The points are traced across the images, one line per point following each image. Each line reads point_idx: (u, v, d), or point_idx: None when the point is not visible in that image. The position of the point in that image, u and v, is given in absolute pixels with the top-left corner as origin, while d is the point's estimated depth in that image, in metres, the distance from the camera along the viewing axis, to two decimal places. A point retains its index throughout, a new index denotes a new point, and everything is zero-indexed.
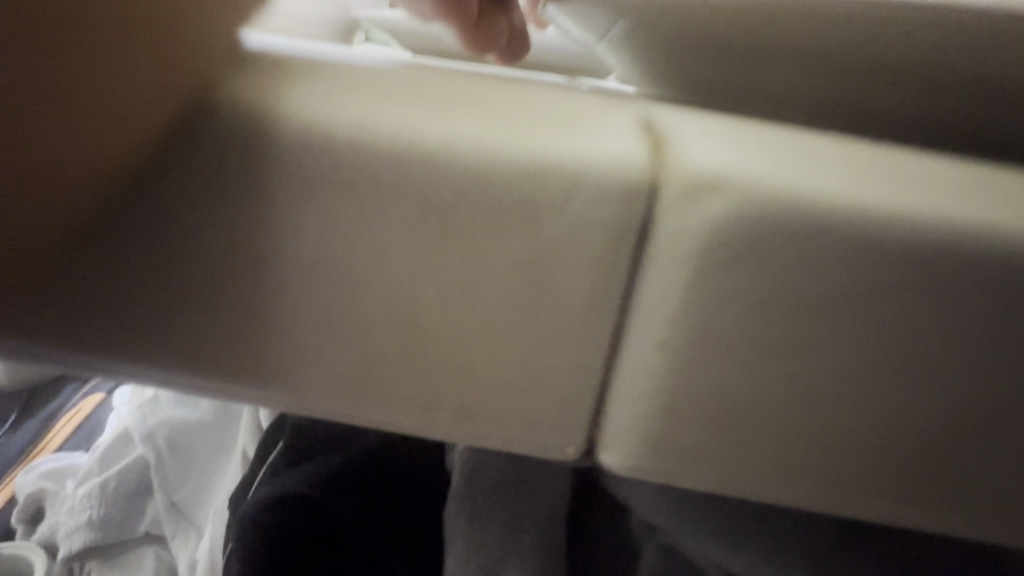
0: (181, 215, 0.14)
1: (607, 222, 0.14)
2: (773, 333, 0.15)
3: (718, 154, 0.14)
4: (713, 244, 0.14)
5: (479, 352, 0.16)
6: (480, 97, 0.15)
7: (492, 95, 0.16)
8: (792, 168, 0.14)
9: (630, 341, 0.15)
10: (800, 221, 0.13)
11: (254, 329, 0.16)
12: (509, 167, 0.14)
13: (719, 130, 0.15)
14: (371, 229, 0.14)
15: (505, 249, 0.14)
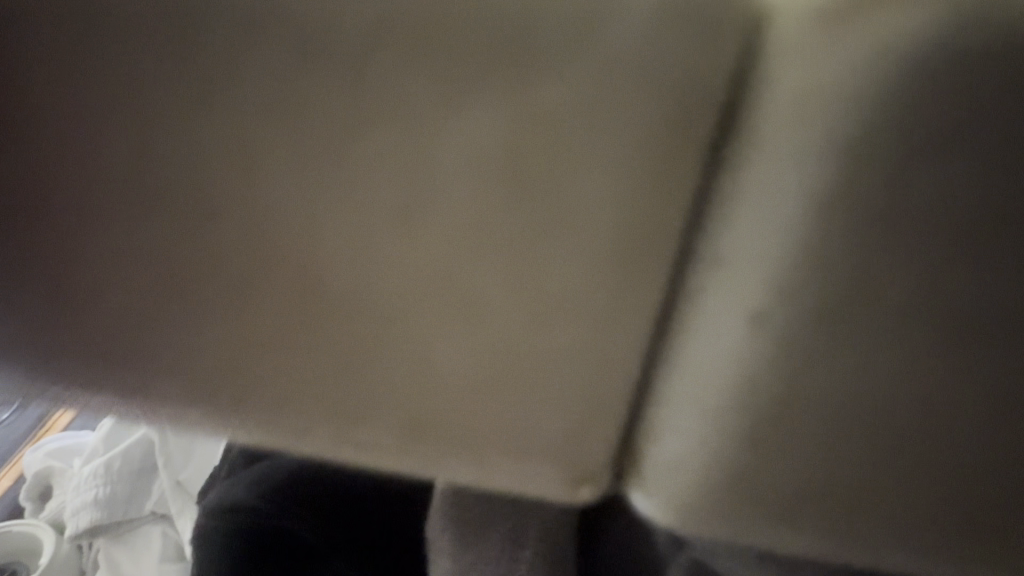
0: None
1: (666, 88, 0.07)
2: (943, 301, 0.08)
3: None
4: (853, 118, 0.07)
5: (425, 327, 0.09)
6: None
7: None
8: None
9: (694, 318, 0.09)
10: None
11: (55, 294, 0.09)
12: None
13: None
14: (194, 109, 0.08)
15: (467, 144, 0.08)
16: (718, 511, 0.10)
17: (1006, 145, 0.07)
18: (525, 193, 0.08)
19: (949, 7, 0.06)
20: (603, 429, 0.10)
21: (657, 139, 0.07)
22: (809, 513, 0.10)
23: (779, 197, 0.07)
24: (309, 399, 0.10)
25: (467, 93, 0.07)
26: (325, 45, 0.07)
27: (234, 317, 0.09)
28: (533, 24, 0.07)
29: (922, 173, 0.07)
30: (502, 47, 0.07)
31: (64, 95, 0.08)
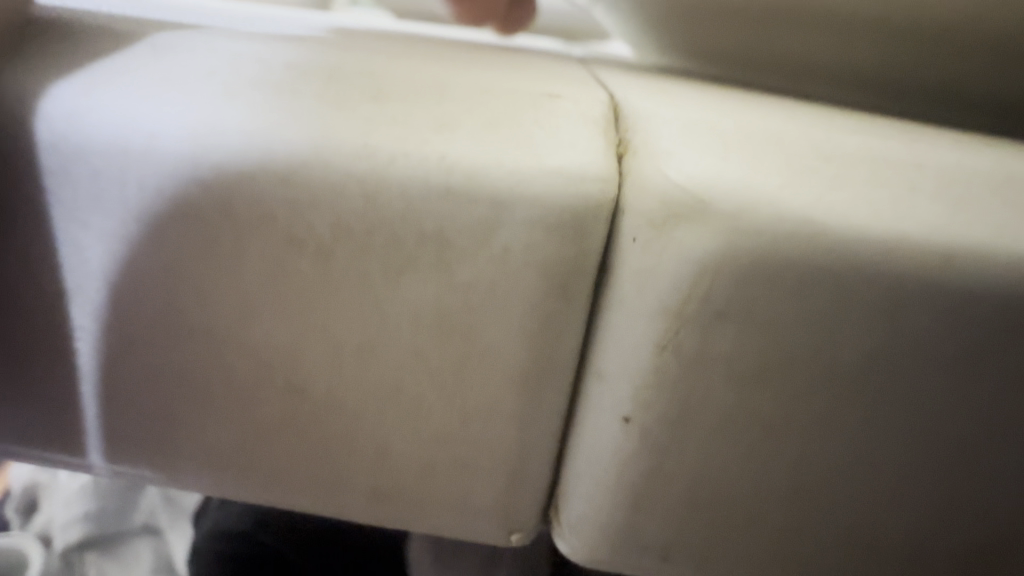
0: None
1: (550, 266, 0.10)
2: (767, 410, 0.10)
3: (680, 165, 0.10)
4: (678, 290, 0.10)
5: (384, 423, 0.12)
6: (385, 89, 0.11)
7: (407, 85, 0.12)
8: (810, 184, 0.10)
9: (588, 417, 0.11)
10: (824, 262, 0.09)
11: (103, 396, 0.12)
12: (379, 180, 0.10)
13: (709, 132, 0.11)
14: (213, 273, 0.11)
15: (409, 301, 0.10)
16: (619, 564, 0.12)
17: (781, 311, 0.10)
18: (453, 334, 0.11)
19: (723, 231, 0.09)
20: (527, 497, 0.12)
21: (547, 297, 0.10)
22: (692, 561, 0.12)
23: (634, 339, 0.10)
24: (296, 479, 0.12)
25: (408, 269, 0.10)
26: (307, 238, 0.10)
27: (238, 416, 0.12)
28: (451, 226, 0.10)
29: (728, 328, 0.10)
30: (430, 243, 0.10)
31: (115, 263, 0.11)
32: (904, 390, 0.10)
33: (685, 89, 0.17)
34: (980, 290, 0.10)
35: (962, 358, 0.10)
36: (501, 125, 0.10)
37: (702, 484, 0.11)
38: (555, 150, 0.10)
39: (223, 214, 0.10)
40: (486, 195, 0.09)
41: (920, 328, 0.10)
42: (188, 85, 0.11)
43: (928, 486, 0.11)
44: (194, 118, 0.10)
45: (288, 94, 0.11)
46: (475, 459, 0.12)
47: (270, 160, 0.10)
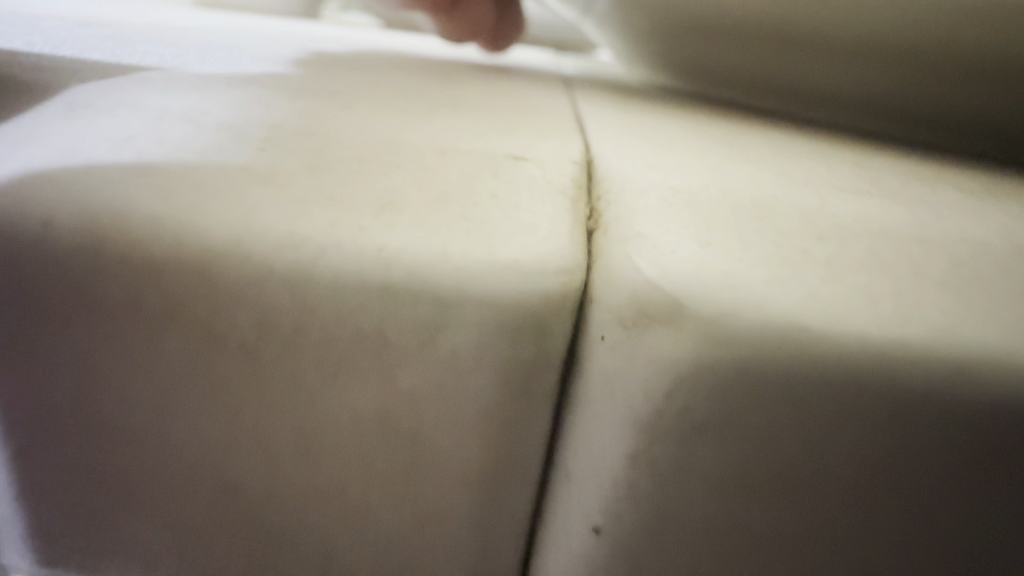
0: None
1: (509, 367, 0.09)
2: (761, 526, 0.09)
3: (658, 252, 0.09)
4: (659, 399, 0.08)
5: (328, 528, 0.10)
6: (327, 154, 0.10)
7: (355, 147, 0.10)
8: (801, 275, 0.09)
9: (556, 522, 0.10)
10: (822, 369, 0.08)
11: (19, 493, 0.11)
12: (315, 274, 0.08)
13: (689, 202, 0.10)
14: (127, 367, 0.09)
15: (350, 401, 0.09)
16: None
17: (772, 421, 0.08)
18: (400, 437, 0.09)
19: (704, 336, 0.08)
20: None
21: (505, 398, 0.09)
22: None
23: (606, 445, 0.09)
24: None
25: (346, 370, 0.09)
26: (231, 333, 0.09)
27: (166, 517, 0.11)
28: (396, 326, 0.08)
29: (711, 440, 0.09)
30: (370, 342, 0.09)
31: (18, 355, 0.10)
32: (907, 507, 0.09)
33: (670, 130, 0.16)
34: (997, 398, 0.08)
35: (975, 471, 0.09)
36: (460, 200, 0.09)
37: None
38: (511, 234, 0.09)
39: (138, 304, 0.09)
40: (432, 293, 0.08)
41: (935, 439, 0.08)
42: (98, 154, 0.09)
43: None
44: (102, 194, 0.09)
45: (216, 164, 0.09)
46: (432, 566, 0.11)
47: (185, 247, 0.09)
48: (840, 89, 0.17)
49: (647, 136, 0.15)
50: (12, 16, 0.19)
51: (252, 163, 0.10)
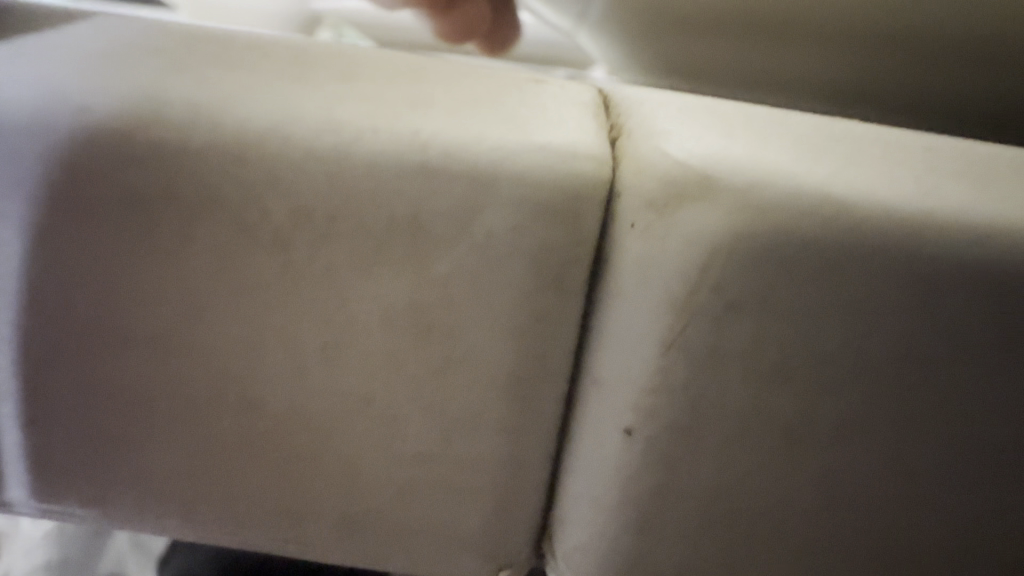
0: None
1: (538, 255, 0.09)
2: (798, 414, 0.09)
3: (686, 141, 0.09)
4: (696, 281, 0.09)
5: (351, 445, 0.10)
6: (355, 68, 0.10)
7: (381, 65, 0.11)
8: (822, 159, 0.09)
9: (584, 431, 0.10)
10: (849, 240, 0.08)
11: (28, 421, 0.10)
12: (357, 161, 0.09)
13: (705, 111, 0.10)
14: (151, 269, 0.09)
15: (378, 295, 0.09)
16: None
17: (802, 296, 0.09)
18: (431, 332, 0.09)
19: (731, 212, 0.08)
20: (522, 522, 0.11)
21: (536, 288, 0.09)
22: None
23: (638, 335, 0.09)
24: (253, 511, 0.11)
25: (380, 259, 0.09)
26: (261, 224, 0.09)
27: (185, 438, 0.10)
28: (429, 212, 0.09)
29: (744, 317, 0.09)
30: (402, 228, 0.09)
31: (55, 259, 0.09)
32: (940, 389, 0.09)
33: None
34: None
35: (1007, 352, 0.09)
36: (490, 103, 0.10)
37: (716, 506, 0.10)
38: (541, 125, 0.09)
39: (169, 194, 0.09)
40: (468, 173, 0.08)
41: (969, 311, 0.09)
42: (126, 58, 0.10)
43: (978, 497, 0.10)
44: (128, 89, 0.09)
45: (243, 68, 0.10)
46: (463, 481, 0.10)
47: (219, 135, 0.09)
48: None
49: None
50: None
51: (284, 70, 0.10)
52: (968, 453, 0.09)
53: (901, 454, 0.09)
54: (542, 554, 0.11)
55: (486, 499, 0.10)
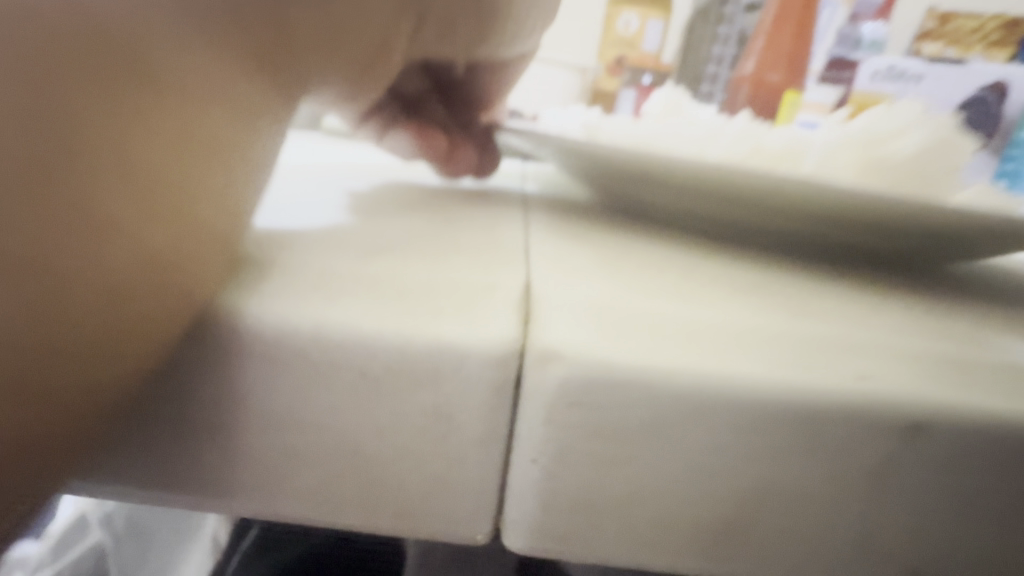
0: (196, 385, 0.21)
1: (492, 383, 0.20)
2: (610, 450, 0.21)
3: (556, 332, 0.21)
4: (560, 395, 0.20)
5: (406, 471, 0.21)
6: (408, 289, 0.22)
7: (418, 284, 0.23)
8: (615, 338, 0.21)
9: (517, 463, 0.21)
10: (622, 377, 0.20)
11: (245, 465, 0.21)
12: (416, 345, 0.20)
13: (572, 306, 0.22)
14: (317, 392, 0.21)
15: (422, 402, 0.21)
16: (542, 546, 0.22)
17: (606, 399, 0.20)
18: (445, 416, 0.21)
19: (573, 366, 0.20)
20: (488, 510, 0.22)
21: (492, 397, 0.21)
22: (580, 540, 0.22)
23: (538, 417, 0.20)
24: (355, 511, 0.22)
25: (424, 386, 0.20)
26: (371, 372, 0.20)
27: (323, 471, 0.21)
28: (446, 367, 0.20)
29: (582, 409, 0.20)
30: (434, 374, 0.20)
31: (272, 389, 0.21)
32: (671, 438, 0.21)
33: (580, 254, 0.29)
34: (699, 387, 0.20)
35: (697, 420, 0.20)
36: (471, 310, 0.21)
37: (578, 500, 0.21)
38: (493, 325, 0.21)
39: (331, 360, 0.20)
40: (462, 350, 0.20)
41: (677, 404, 0.20)
42: (305, 294, 0.21)
43: (697, 487, 0.21)
44: (312, 314, 0.20)
45: (359, 297, 0.21)
46: (460, 487, 0.21)
47: (354, 335, 0.20)
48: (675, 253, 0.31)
49: (567, 260, 0.28)
50: None
51: (377, 296, 0.22)
52: (688, 466, 0.21)
53: (657, 467, 0.21)
54: (499, 527, 0.22)
55: (471, 496, 0.21)
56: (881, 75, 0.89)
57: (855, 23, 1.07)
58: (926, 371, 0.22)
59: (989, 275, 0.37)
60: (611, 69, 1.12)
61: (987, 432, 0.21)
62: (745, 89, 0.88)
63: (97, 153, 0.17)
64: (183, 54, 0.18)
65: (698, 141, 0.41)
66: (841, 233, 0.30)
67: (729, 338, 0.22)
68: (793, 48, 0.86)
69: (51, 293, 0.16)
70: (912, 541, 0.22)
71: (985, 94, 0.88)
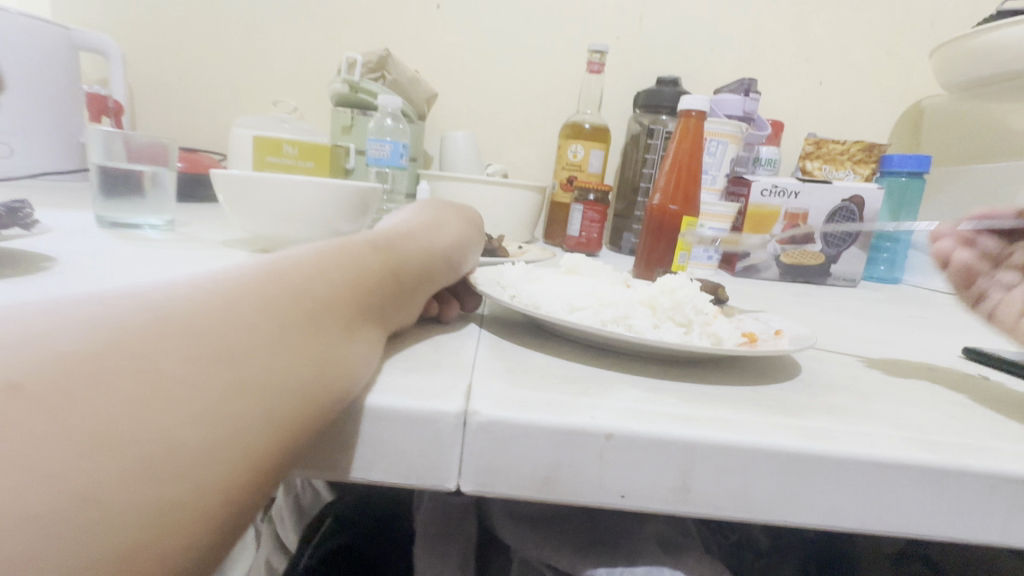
0: (340, 429, 0.54)
1: (451, 425, 0.54)
2: (498, 449, 0.54)
3: (477, 403, 0.55)
4: (476, 427, 0.54)
5: (420, 460, 0.54)
6: (419, 388, 0.57)
7: (424, 387, 0.57)
8: (498, 407, 0.55)
9: (463, 456, 0.54)
10: (498, 419, 0.53)
11: (357, 460, 0.54)
12: (423, 410, 0.54)
13: (485, 394, 0.57)
14: (385, 429, 0.54)
15: (424, 431, 0.54)
16: (474, 489, 0.55)
17: (493, 428, 0.53)
18: (435, 437, 0.54)
19: (479, 417, 0.53)
20: (453, 475, 0.54)
21: (451, 429, 0.54)
22: (490, 485, 0.54)
23: (470, 437, 0.54)
24: (395, 478, 0.55)
25: (426, 425, 0.54)
26: (406, 421, 0.54)
27: (387, 462, 0.55)
28: (433, 419, 0.54)
29: (485, 433, 0.53)
30: (430, 420, 0.54)
31: (368, 431, 0.54)
32: (519, 445, 0.54)
33: (497, 369, 0.64)
34: (527, 423, 0.53)
35: (529, 438, 0.53)
36: (445, 396, 0.56)
37: (479, 473, 0.54)
38: (452, 401, 0.55)
39: (391, 416, 0.54)
40: (440, 411, 0.54)
41: (521, 429, 0.53)
42: (381, 393, 0.55)
43: (532, 465, 0.54)
44: (383, 400, 0.54)
45: (401, 393, 0.56)
46: (442, 467, 0.54)
47: (399, 408, 0.54)
48: (545, 367, 0.67)
49: (491, 372, 0.63)
50: None
51: (408, 391, 0.56)
52: (528, 453, 0.53)
53: (517, 456, 0.53)
54: (458, 482, 0.55)
55: (447, 470, 0.54)
56: (770, 194, 1.36)
57: (752, 146, 1.47)
58: (629, 416, 0.56)
59: (715, 365, 0.72)
60: (565, 185, 1.47)
61: (646, 438, 0.53)
62: (657, 216, 1.25)
63: (269, 337, 0.29)
64: (315, 288, 0.35)
65: (570, 299, 0.79)
66: (613, 345, 0.66)
67: (544, 404, 0.56)
68: (687, 178, 1.20)
69: (219, 412, 0.25)
70: (624, 485, 0.54)
71: (847, 205, 1.36)
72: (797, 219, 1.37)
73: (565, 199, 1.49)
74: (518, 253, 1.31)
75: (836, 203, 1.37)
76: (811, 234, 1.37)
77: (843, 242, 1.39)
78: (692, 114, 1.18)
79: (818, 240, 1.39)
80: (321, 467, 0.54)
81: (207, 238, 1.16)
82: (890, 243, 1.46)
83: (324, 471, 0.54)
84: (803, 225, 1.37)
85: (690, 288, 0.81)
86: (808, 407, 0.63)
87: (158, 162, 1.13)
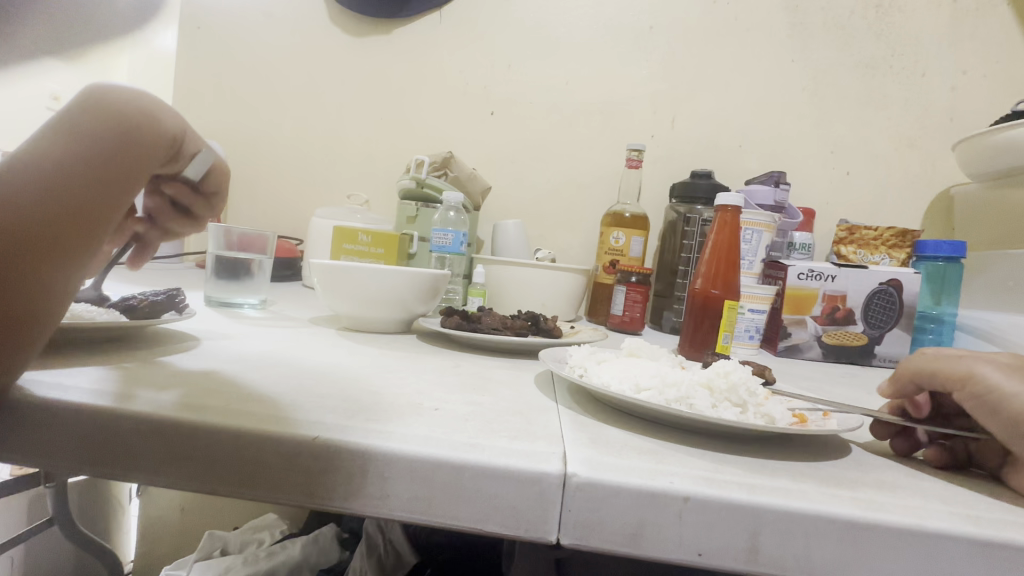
0: (458, 488, 0.65)
1: (555, 484, 0.65)
2: (595, 508, 0.64)
3: (577, 467, 0.66)
4: (575, 488, 0.65)
5: (527, 516, 0.65)
6: (522, 451, 0.68)
7: (526, 450, 0.69)
8: (593, 471, 0.66)
9: (564, 512, 0.64)
10: (594, 481, 0.65)
11: (469, 515, 0.64)
12: (531, 470, 0.65)
13: (578, 459, 0.68)
14: (495, 487, 0.65)
15: (531, 489, 0.65)
16: (574, 544, 0.65)
17: (590, 487, 0.64)
18: (540, 494, 0.65)
19: (580, 478, 0.65)
20: (556, 530, 0.65)
21: (553, 488, 0.65)
22: (587, 539, 0.64)
23: (570, 496, 0.64)
24: (505, 532, 0.65)
25: (532, 484, 0.65)
26: (515, 481, 0.65)
27: (498, 517, 0.65)
28: (539, 481, 0.65)
29: (584, 492, 0.64)
30: (535, 480, 0.65)
31: (480, 489, 0.65)
32: (613, 504, 0.64)
33: (582, 438, 0.76)
34: (618, 485, 0.64)
35: (622, 497, 0.64)
36: (546, 459, 0.67)
37: (577, 527, 0.64)
38: (553, 462, 0.67)
39: (502, 474, 0.65)
40: (545, 472, 0.65)
41: (615, 490, 0.64)
42: (492, 455, 0.67)
43: (625, 522, 0.64)
44: (493, 462, 0.66)
45: (508, 456, 0.67)
46: (546, 522, 0.65)
47: (509, 468, 0.65)
48: (623, 439, 0.78)
49: (577, 442, 0.74)
50: (420, 412, 0.78)
51: (515, 454, 0.68)
52: (620, 512, 0.64)
53: (609, 515, 0.64)
54: (559, 536, 0.65)
55: (549, 526, 0.64)
56: (806, 275, 1.46)
57: (787, 233, 1.60)
58: (702, 482, 0.66)
59: (771, 442, 0.81)
60: (609, 269, 1.61)
61: (721, 503, 0.63)
62: (701, 300, 1.36)
63: None
64: None
65: (635, 378, 0.90)
66: (680, 421, 0.77)
67: (630, 471, 0.67)
68: (728, 266, 1.33)
69: None
70: (702, 544, 0.63)
71: (885, 286, 1.45)
72: (836, 300, 1.47)
73: (609, 281, 1.63)
74: (572, 334, 1.43)
75: (873, 285, 1.46)
76: (851, 315, 1.46)
77: (887, 321, 1.46)
78: (728, 209, 1.35)
79: (859, 321, 1.47)
80: (441, 519, 0.65)
81: (297, 318, 1.33)
82: (937, 322, 1.52)
83: (444, 522, 0.65)
84: (842, 305, 1.47)
85: (740, 371, 0.91)
86: (858, 482, 0.71)
87: (258, 249, 1.32)
